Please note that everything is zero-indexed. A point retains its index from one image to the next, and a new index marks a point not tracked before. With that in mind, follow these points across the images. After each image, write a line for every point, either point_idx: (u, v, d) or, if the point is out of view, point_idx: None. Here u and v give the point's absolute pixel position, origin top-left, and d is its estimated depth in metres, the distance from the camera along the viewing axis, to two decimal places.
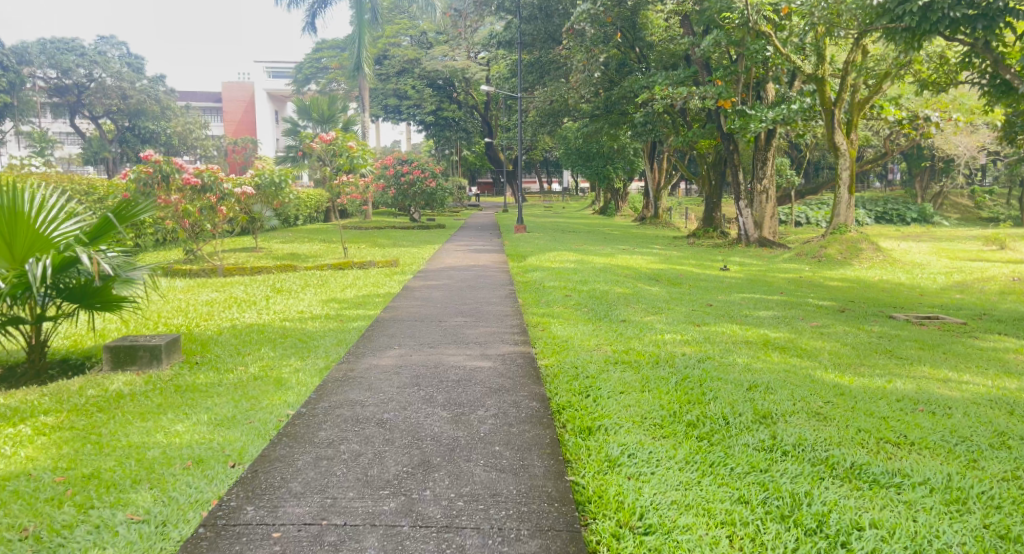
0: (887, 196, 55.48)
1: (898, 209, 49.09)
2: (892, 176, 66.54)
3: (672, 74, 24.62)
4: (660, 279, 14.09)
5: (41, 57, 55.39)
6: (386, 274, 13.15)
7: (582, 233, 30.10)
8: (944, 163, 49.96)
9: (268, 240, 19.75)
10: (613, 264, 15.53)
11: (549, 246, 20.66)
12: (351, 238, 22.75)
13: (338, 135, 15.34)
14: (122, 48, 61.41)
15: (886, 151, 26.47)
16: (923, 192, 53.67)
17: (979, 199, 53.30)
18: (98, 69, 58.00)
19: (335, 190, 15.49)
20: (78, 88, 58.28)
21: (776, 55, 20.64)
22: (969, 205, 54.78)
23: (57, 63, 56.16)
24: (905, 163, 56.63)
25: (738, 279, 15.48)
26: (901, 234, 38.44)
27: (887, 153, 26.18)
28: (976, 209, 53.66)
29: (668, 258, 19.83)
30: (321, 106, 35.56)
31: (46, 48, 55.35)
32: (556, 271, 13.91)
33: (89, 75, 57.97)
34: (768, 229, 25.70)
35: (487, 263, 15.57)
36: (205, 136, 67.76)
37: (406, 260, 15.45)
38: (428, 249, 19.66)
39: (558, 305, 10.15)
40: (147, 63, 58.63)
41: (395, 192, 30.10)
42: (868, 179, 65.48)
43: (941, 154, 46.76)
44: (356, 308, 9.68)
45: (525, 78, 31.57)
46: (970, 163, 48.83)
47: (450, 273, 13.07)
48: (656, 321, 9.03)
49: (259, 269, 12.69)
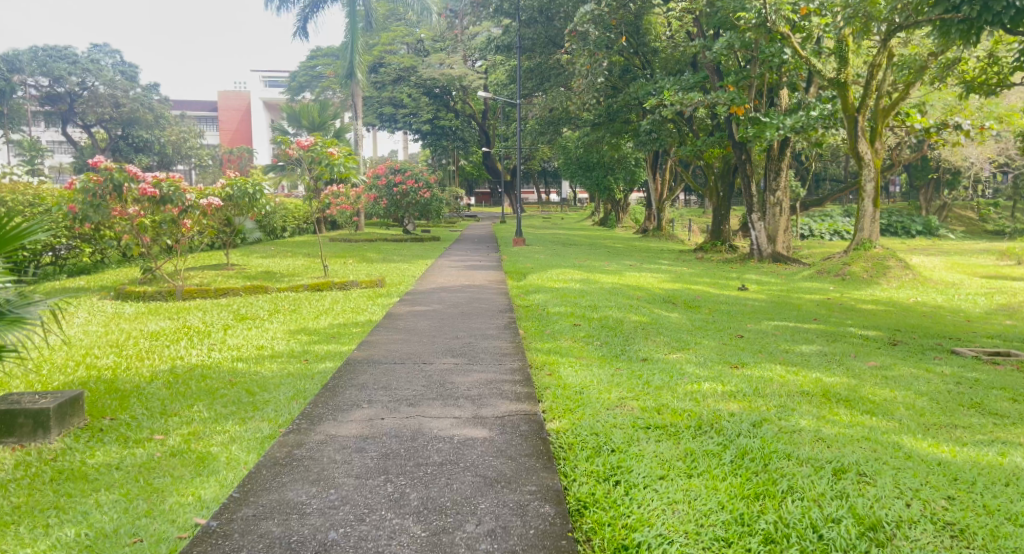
0: (892, 208, 54.08)
1: (903, 221, 47.70)
2: (894, 189, 65.21)
3: (680, 80, 23.26)
4: (676, 302, 12.64)
5: (32, 65, 54.73)
6: (369, 296, 11.64)
7: (586, 247, 28.67)
8: (951, 174, 48.59)
9: (247, 256, 18.27)
10: (622, 285, 14.08)
11: (550, 262, 19.20)
12: (338, 253, 21.25)
13: (317, 140, 13.47)
14: (116, 55, 60.01)
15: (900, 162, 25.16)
16: (927, 205, 52.36)
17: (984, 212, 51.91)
18: (91, 77, 56.29)
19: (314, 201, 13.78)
20: (70, 96, 56.61)
21: (794, 58, 19.30)
22: (974, 218, 53.30)
23: (50, 71, 54.53)
24: (908, 175, 55.32)
25: (759, 301, 14.05)
26: (911, 248, 37.01)
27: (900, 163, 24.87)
28: (982, 222, 52.28)
29: (680, 275, 18.42)
30: (311, 113, 34.00)
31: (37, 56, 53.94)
32: (561, 292, 12.46)
33: (82, 84, 56.16)
34: (781, 243, 24.30)
35: (482, 282, 14.12)
36: (199, 145, 66.30)
37: (394, 280, 13.99)
38: (420, 265, 18.22)
39: (566, 338, 8.62)
40: (141, 70, 57.15)
41: (387, 203, 28.60)
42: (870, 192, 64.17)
43: (948, 165, 45.44)
44: (326, 343, 8.17)
45: (525, 85, 30.24)
46: (977, 175, 47.47)
47: (441, 295, 11.61)
48: (686, 363, 7.46)
49: (225, 291, 11.22)
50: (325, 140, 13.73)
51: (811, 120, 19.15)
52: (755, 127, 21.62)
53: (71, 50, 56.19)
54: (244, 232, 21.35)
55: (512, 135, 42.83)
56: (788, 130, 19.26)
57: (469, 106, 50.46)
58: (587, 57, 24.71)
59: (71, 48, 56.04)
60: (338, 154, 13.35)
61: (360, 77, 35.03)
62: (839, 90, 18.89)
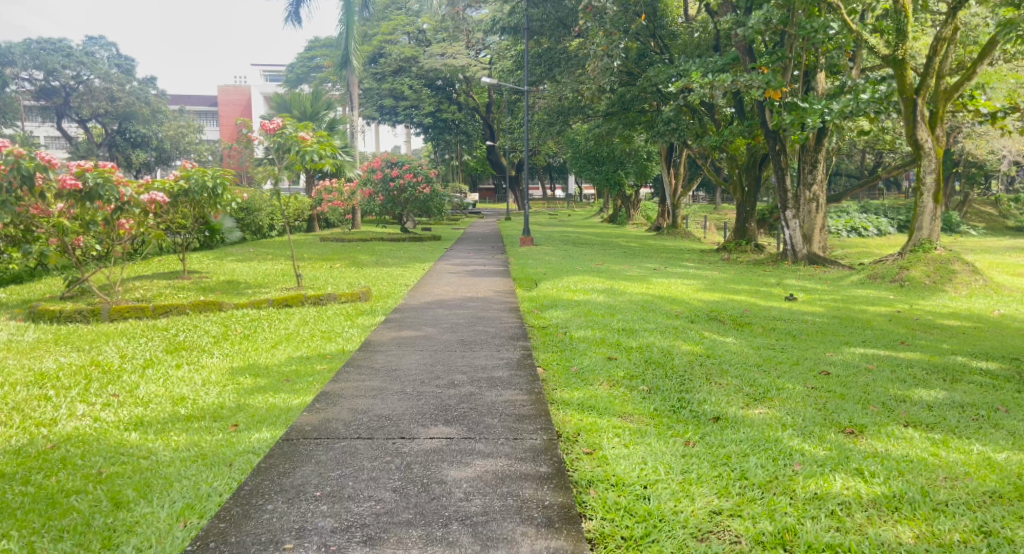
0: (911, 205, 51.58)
1: None
2: (909, 185, 62.56)
3: (708, 62, 21.08)
4: (722, 320, 10.45)
5: (25, 58, 50.78)
6: (347, 317, 9.39)
7: (600, 247, 26.43)
8: (975, 168, 46.07)
9: (220, 261, 16.10)
10: (652, 297, 11.92)
11: (562, 266, 17.03)
12: (326, 256, 19.07)
13: (286, 122, 11.12)
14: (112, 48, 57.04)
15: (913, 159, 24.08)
16: (947, 200, 49.80)
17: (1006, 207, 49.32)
18: (86, 70, 53.02)
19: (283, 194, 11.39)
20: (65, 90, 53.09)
21: (843, 30, 17.29)
22: (994, 214, 50.60)
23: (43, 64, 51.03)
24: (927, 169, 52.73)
25: (817, 315, 11.89)
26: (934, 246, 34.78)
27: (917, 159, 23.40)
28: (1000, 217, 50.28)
29: (713, 281, 16.18)
30: (303, 103, 31.53)
31: (30, 48, 50.54)
32: (585, 308, 10.30)
33: (77, 77, 52.89)
34: (818, 243, 22.01)
35: (486, 292, 11.98)
36: (197, 141, 64.02)
37: (384, 290, 11.87)
38: (416, 270, 16.08)
39: (604, 386, 6.36)
40: (138, 63, 54.13)
41: (383, 199, 26.24)
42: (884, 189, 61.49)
43: (972, 158, 42.97)
44: (270, 395, 5.92)
45: (533, 71, 27.95)
46: (1003, 169, 44.93)
47: (439, 313, 9.46)
48: (783, 431, 5.14)
49: (166, 310, 8.98)
50: (296, 123, 11.35)
51: (860, 104, 17.08)
52: (792, 113, 19.54)
53: (66, 44, 52.77)
54: (219, 230, 19.20)
55: (517, 127, 40.55)
56: (834, 115, 17.15)
57: (472, 99, 48.20)
58: (603, 37, 22.97)
59: (67, 41, 52.51)
60: (310, 138, 11.01)
61: (355, 66, 32.65)
62: (895, 69, 16.80)
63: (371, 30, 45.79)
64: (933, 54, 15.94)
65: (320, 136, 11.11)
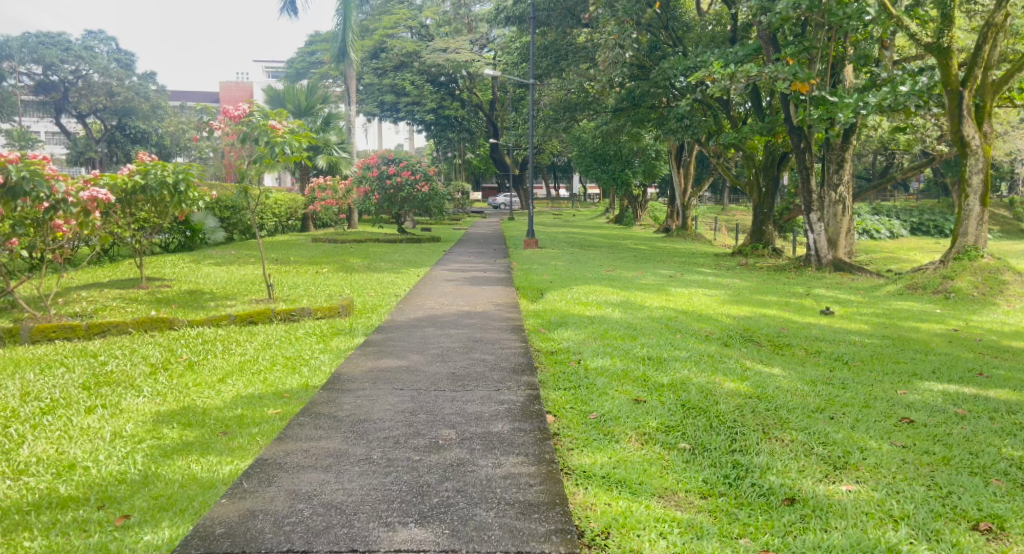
0: (924, 208, 50.22)
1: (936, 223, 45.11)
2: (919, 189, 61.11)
3: (728, 53, 19.71)
4: (760, 344, 8.95)
5: (23, 52, 49.59)
6: (319, 339, 7.91)
7: (607, 249, 25.10)
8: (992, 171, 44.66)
9: (195, 266, 14.70)
10: (676, 313, 10.52)
11: (571, 272, 15.63)
12: (313, 259, 17.64)
13: (256, 108, 9.61)
14: (112, 43, 55.53)
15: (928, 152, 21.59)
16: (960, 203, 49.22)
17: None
18: (85, 65, 51.00)
19: (251, 189, 9.89)
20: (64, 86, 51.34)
21: (881, 16, 16.11)
22: None
23: (40, 58, 49.47)
24: (940, 172, 51.33)
25: (864, 334, 10.46)
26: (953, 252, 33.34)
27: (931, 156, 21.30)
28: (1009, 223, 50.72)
29: (738, 291, 14.80)
30: (297, 96, 29.01)
31: (28, 42, 49.64)
32: (602, 327, 8.91)
33: (75, 73, 51.03)
34: (842, 248, 20.95)
35: (485, 305, 10.57)
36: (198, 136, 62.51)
37: (368, 303, 10.43)
38: (409, 277, 14.67)
39: (633, 446, 4.92)
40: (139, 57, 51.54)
41: (379, 197, 24.68)
42: (894, 192, 60.10)
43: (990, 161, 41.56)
44: (187, 454, 4.51)
45: (539, 65, 26.49)
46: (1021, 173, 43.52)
47: (430, 334, 8.08)
48: (896, 534, 3.86)
49: (102, 329, 7.55)
50: (267, 110, 9.86)
51: (899, 97, 15.89)
52: (820, 108, 18.20)
53: (65, 37, 51.23)
54: (197, 229, 17.75)
55: (521, 125, 39.14)
56: (870, 109, 15.93)
57: (475, 96, 46.77)
58: (615, 25, 21.61)
59: (66, 35, 50.91)
60: (282, 127, 9.58)
61: (353, 58, 31.13)
62: (940, 58, 15.68)
63: (372, 23, 44.29)
64: (984, 42, 14.83)
65: (293, 123, 9.68)
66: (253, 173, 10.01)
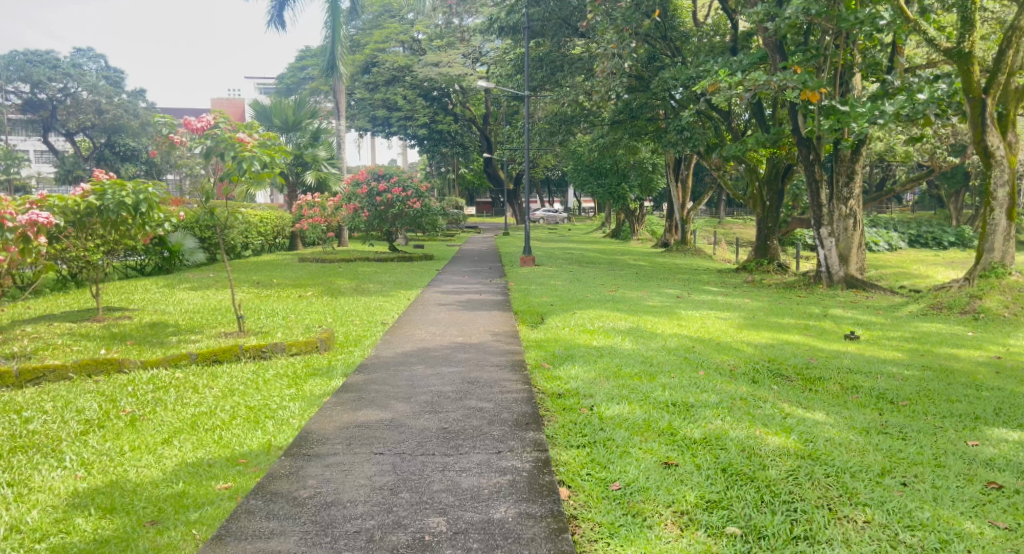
0: (922, 220, 49.69)
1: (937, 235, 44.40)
2: (914, 201, 60.72)
3: (733, 62, 18.86)
4: (790, 381, 7.91)
5: (10, 70, 47.77)
6: (290, 384, 6.82)
7: (606, 266, 24.23)
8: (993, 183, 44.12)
9: (169, 291, 13.68)
10: (692, 342, 9.56)
11: (572, 293, 14.69)
12: (298, 281, 16.63)
13: (221, 119, 8.66)
14: (101, 61, 54.54)
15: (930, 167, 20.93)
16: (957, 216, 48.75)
17: None
18: (73, 83, 49.67)
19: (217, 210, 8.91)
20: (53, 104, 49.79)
21: (896, 21, 15.33)
22: None
23: (27, 76, 47.99)
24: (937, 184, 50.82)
25: (899, 362, 9.55)
26: (959, 264, 32.52)
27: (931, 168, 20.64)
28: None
29: (751, 313, 13.89)
30: (285, 111, 27.46)
31: (14, 60, 47.68)
32: (615, 362, 7.95)
33: (64, 90, 49.58)
34: (854, 264, 20.06)
35: (481, 334, 9.60)
36: None
37: (352, 334, 9.40)
38: (399, 300, 13.67)
39: (673, 538, 4.08)
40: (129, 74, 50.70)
41: (370, 215, 23.70)
42: (890, 205, 59.66)
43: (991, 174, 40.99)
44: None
45: (534, 77, 25.59)
46: None
47: (420, 375, 7.11)
48: None
49: (37, 375, 6.58)
50: (234, 122, 8.90)
51: (916, 106, 15.06)
52: (830, 118, 17.34)
53: (53, 55, 49.86)
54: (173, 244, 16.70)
55: (516, 139, 38.25)
56: (887, 118, 15.10)
57: (468, 109, 45.94)
58: (613, 34, 20.73)
59: (54, 53, 49.36)
60: (252, 140, 8.66)
61: (342, 72, 30.10)
62: (959, 65, 14.89)
63: (363, 38, 43.33)
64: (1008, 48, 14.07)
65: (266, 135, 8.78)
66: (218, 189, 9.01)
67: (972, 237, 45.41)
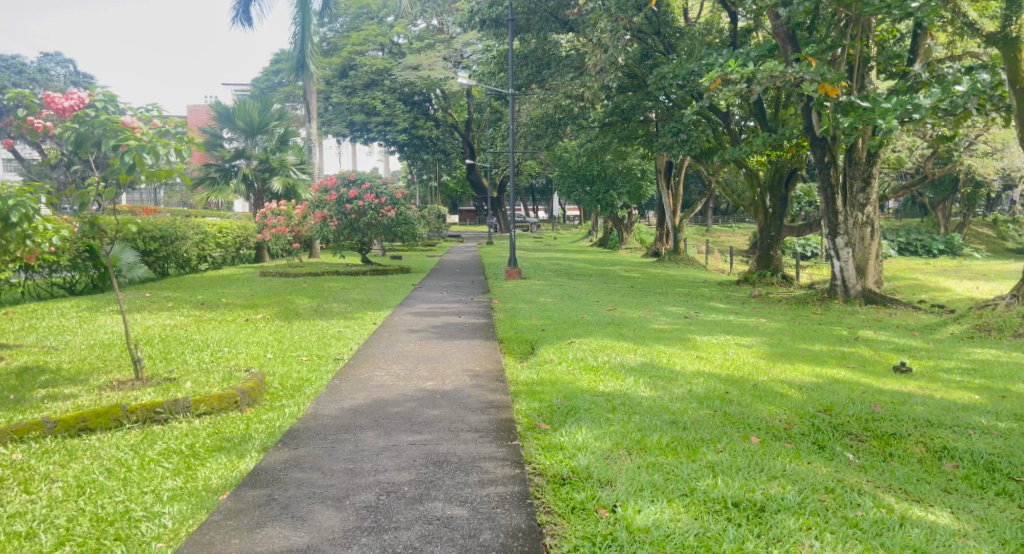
0: (908, 227, 48.77)
1: (921, 240, 44.50)
2: (895, 208, 59.98)
3: (740, 53, 16.88)
4: (866, 448, 6.02)
5: None
6: (177, 470, 4.70)
7: (599, 279, 22.32)
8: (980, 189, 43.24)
9: (90, 315, 11.51)
10: (722, 385, 7.59)
11: (565, 314, 12.72)
12: (249, 301, 14.44)
13: (98, 96, 6.56)
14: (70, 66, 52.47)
15: (922, 173, 19.82)
16: (945, 222, 47.92)
17: (1002, 229, 47.75)
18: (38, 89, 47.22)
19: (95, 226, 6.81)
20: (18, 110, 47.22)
21: (931, 3, 13.52)
22: (992, 239, 49.13)
23: None
24: (923, 191, 49.87)
25: (980, 409, 7.65)
26: (960, 274, 30.96)
27: (924, 175, 19.67)
28: (999, 240, 48.97)
29: (772, 337, 12.02)
30: (250, 112, 25.09)
31: None
32: (634, 421, 5.93)
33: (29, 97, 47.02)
34: (870, 277, 18.39)
35: (457, 377, 7.55)
36: None
37: (288, 379, 7.32)
38: (363, 325, 11.59)
39: None
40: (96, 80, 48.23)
41: (339, 224, 21.61)
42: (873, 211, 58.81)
43: (982, 181, 39.96)
44: None
45: (518, 74, 23.62)
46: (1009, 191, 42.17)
47: (369, 449, 5.16)
48: None
49: None
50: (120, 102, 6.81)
51: (955, 100, 13.35)
52: (849, 116, 15.43)
53: (19, 60, 47.40)
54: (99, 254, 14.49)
55: (499, 144, 36.31)
56: (924, 112, 13.33)
57: (450, 114, 43.90)
58: (607, 22, 18.69)
59: (20, 58, 47.17)
60: (144, 125, 6.61)
61: (313, 72, 27.83)
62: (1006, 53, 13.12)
63: (339, 41, 41.34)
64: None
65: (146, 110, 6.69)
66: (96, 192, 6.78)
67: (961, 245, 44.05)
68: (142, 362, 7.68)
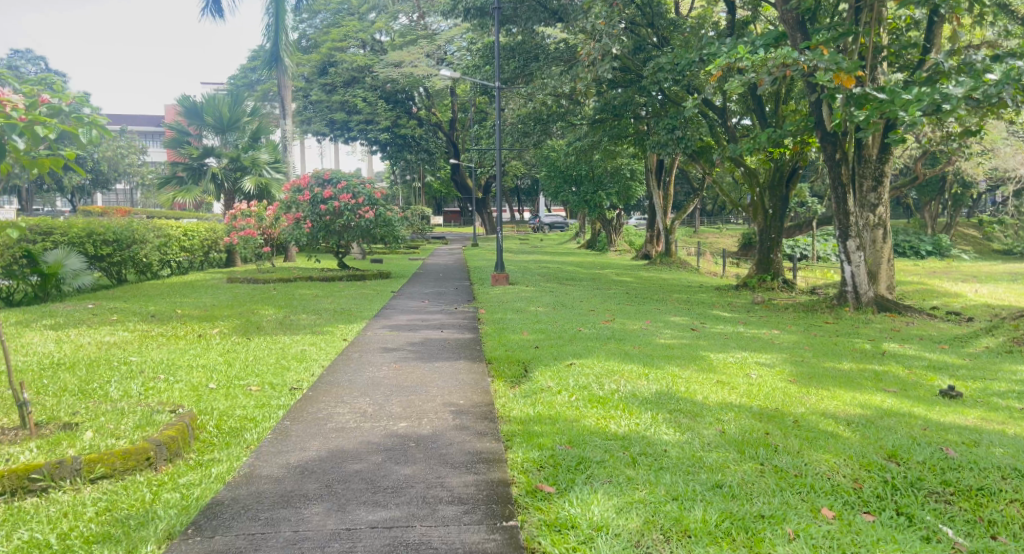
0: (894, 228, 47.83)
1: (910, 241, 43.52)
2: None
3: (744, 41, 15.56)
4: (959, 516, 4.72)
5: None
6: None
7: (592, 284, 20.98)
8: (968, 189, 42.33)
9: (17, 332, 10.01)
10: (761, 423, 6.21)
11: (559, 327, 11.33)
12: (208, 312, 12.97)
13: None
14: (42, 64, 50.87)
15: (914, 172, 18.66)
16: (933, 223, 47.00)
17: (988, 230, 46.94)
18: None
19: None
20: None
21: None
22: (978, 239, 48.27)
23: None
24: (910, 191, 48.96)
25: None
26: (956, 276, 29.88)
27: (915, 173, 18.51)
28: (986, 240, 48.16)
29: (791, 353, 10.68)
30: (220, 108, 23.56)
31: None
32: (665, 485, 4.58)
33: None
34: (884, 283, 17.13)
35: (436, 415, 6.14)
36: (140, 163, 56.66)
37: (227, 419, 5.94)
38: (332, 342, 10.16)
39: None
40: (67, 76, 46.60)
41: (313, 226, 20.12)
42: None
43: (974, 181, 38.96)
44: None
45: (504, 68, 21.83)
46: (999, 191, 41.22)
47: (313, 540, 3.90)
48: None
49: None
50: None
51: (987, 89, 12.09)
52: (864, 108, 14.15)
53: None
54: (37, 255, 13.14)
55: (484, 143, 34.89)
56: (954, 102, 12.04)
57: (433, 113, 42.49)
58: (601, 8, 17.33)
59: None
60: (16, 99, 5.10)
61: (288, 65, 26.22)
62: None
63: (318, 37, 39.79)
64: None
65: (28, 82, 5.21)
66: None
67: (949, 247, 43.14)
68: (48, 399, 6.30)
